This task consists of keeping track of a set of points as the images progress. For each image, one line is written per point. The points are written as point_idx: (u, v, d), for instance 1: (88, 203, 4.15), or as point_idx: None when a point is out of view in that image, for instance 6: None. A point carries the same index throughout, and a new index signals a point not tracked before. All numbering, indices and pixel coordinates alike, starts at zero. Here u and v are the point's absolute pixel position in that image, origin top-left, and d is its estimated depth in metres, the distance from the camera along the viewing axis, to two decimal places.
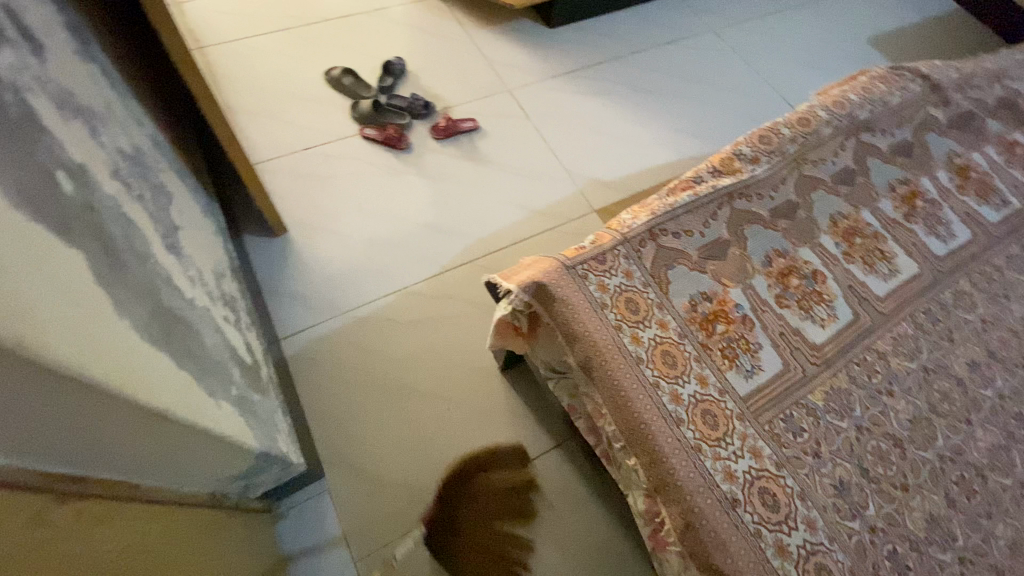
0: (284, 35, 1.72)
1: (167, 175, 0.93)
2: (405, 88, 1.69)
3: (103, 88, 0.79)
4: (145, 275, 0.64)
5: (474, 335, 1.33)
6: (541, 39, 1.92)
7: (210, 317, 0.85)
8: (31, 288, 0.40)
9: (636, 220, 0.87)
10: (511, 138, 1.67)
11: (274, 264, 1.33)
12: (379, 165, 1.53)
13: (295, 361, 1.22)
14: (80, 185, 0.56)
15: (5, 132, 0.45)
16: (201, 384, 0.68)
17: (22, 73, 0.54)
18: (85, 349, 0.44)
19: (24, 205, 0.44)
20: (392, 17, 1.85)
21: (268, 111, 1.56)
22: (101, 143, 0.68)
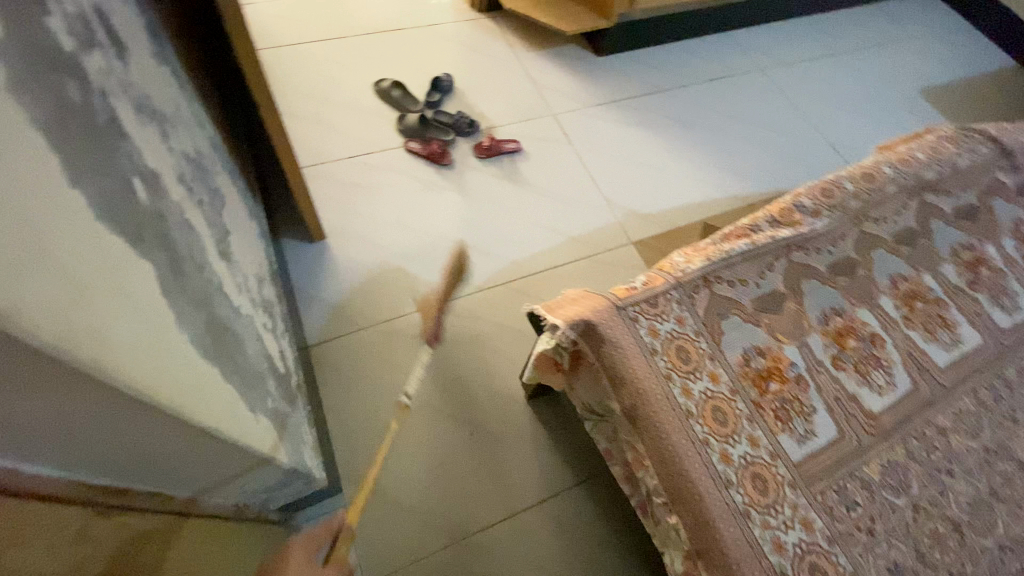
0: (337, 43, 1.75)
1: (223, 179, 0.94)
2: (451, 105, 1.70)
3: (173, 90, 0.79)
4: (201, 283, 0.64)
5: (503, 360, 1.30)
6: (588, 67, 1.92)
7: (252, 325, 0.84)
8: (103, 300, 0.38)
9: (690, 265, 0.84)
10: (553, 163, 1.66)
11: (310, 270, 1.33)
12: (421, 179, 1.53)
13: (323, 371, 1.21)
14: (152, 192, 0.56)
15: (94, 141, 0.45)
16: (242, 398, 0.67)
17: (111, 78, 0.54)
18: (155, 371, 0.44)
19: (107, 216, 0.43)
20: (443, 34, 1.87)
21: (316, 117, 1.58)
22: (170, 147, 0.68)
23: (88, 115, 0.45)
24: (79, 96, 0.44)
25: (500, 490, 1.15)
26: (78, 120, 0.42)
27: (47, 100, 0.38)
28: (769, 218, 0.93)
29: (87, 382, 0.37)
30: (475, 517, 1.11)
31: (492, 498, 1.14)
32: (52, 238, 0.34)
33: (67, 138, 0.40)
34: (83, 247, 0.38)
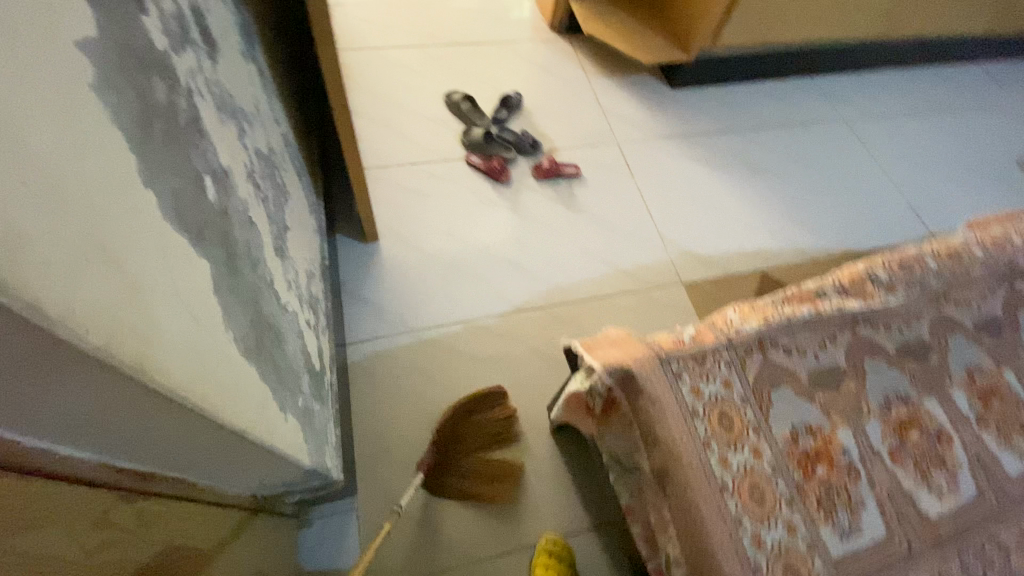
0: (415, 51, 1.79)
1: (289, 175, 0.97)
2: (517, 123, 1.71)
3: (256, 89, 0.82)
4: (253, 280, 0.65)
5: (533, 386, 1.27)
6: (660, 98, 1.89)
7: (296, 322, 0.86)
8: (154, 302, 0.39)
9: (745, 325, 0.81)
10: (611, 192, 1.64)
11: (358, 269, 1.35)
12: (477, 193, 1.54)
13: (356, 370, 1.22)
14: (221, 189, 0.57)
15: (173, 139, 0.46)
16: (274, 397, 0.68)
17: (198, 78, 0.56)
18: (195, 373, 0.44)
19: (174, 215, 0.45)
20: (519, 52, 1.89)
21: (385, 121, 1.62)
22: (244, 144, 0.71)
23: (171, 114, 0.47)
24: (164, 96, 0.45)
25: (511, 521, 1.12)
26: (160, 119, 0.44)
27: (131, 100, 0.39)
28: (835, 287, 0.88)
29: (131, 386, 0.37)
30: (482, 544, 1.09)
31: (503, 529, 1.11)
32: (114, 240, 0.34)
33: (147, 137, 0.41)
34: (144, 249, 0.38)
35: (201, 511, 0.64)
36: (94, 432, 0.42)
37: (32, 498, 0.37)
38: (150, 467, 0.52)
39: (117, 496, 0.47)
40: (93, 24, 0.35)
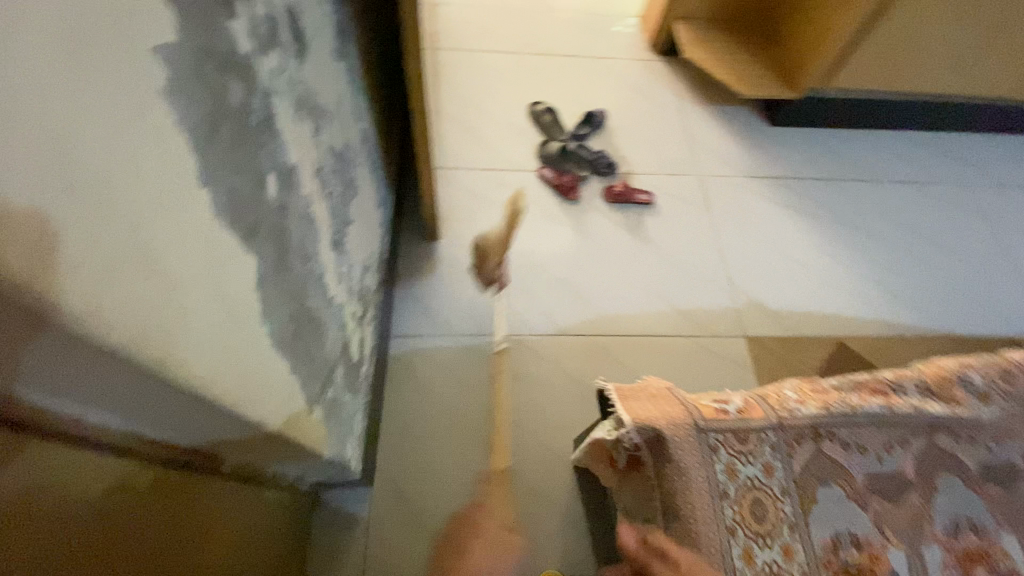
0: (509, 57, 1.80)
1: (362, 170, 1.00)
2: (597, 141, 1.67)
3: (342, 86, 0.84)
4: (302, 275, 0.67)
5: (563, 415, 1.23)
6: (754, 135, 1.77)
7: (341, 315, 0.88)
8: (181, 299, 0.40)
9: (803, 409, 0.82)
10: (683, 226, 1.56)
11: (415, 266, 1.37)
12: (543, 207, 1.52)
13: (394, 365, 1.24)
14: (284, 186, 0.59)
15: (240, 139, 0.48)
16: (302, 388, 0.70)
17: (281, 77, 0.58)
18: (213, 366, 0.46)
19: (226, 213, 0.46)
20: (612, 70, 1.84)
21: (466, 123, 1.63)
22: (318, 141, 0.73)
23: (244, 115, 0.48)
24: (239, 97, 0.47)
25: (515, 549, 1.09)
26: (230, 121, 0.45)
27: (203, 104, 0.41)
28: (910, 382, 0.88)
29: (148, 379, 0.39)
30: None
31: (506, 554, 1.08)
32: (151, 241, 0.36)
33: (213, 139, 0.43)
34: (183, 248, 0.40)
35: (217, 488, 0.66)
36: (135, 415, 0.42)
37: (43, 462, 0.37)
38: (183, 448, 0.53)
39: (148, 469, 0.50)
40: (173, 30, 0.36)
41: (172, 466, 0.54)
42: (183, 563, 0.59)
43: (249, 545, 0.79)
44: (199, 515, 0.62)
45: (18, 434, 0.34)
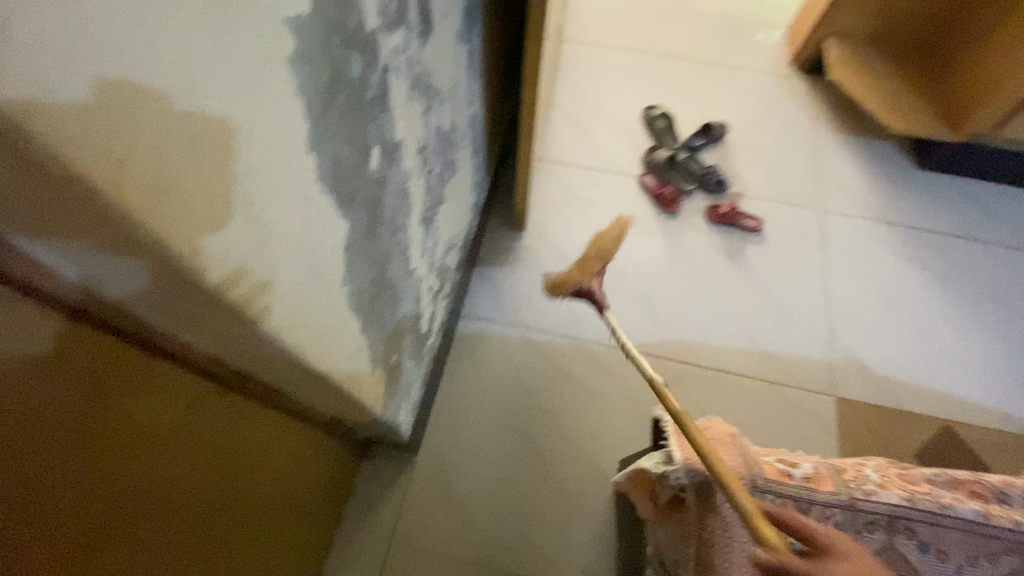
0: (634, 56, 1.74)
1: (464, 151, 1.02)
2: (710, 156, 1.57)
3: (459, 68, 0.86)
4: (388, 245, 0.70)
5: (615, 431, 1.20)
6: (894, 176, 1.58)
7: (417, 287, 0.91)
8: (276, 252, 0.44)
9: (881, 493, 0.75)
10: (788, 263, 1.43)
11: (498, 251, 1.39)
12: (638, 216, 1.46)
13: (459, 343, 1.27)
14: (386, 160, 0.62)
15: (352, 112, 0.50)
16: (368, 350, 0.74)
17: (402, 55, 0.60)
18: (292, 316, 0.50)
19: (328, 178, 0.49)
20: (743, 82, 1.72)
21: (576, 118, 1.61)
22: (427, 120, 0.75)
23: (359, 89, 0.51)
24: (358, 71, 0.49)
25: (540, 551, 1.08)
26: (346, 93, 0.48)
27: (323, 75, 0.44)
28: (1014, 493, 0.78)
29: (234, 317, 0.42)
30: (505, 556, 1.07)
31: (530, 553, 1.08)
32: (255, 196, 0.39)
33: (327, 108, 0.46)
34: (283, 206, 0.43)
35: (270, 417, 0.71)
36: (208, 333, 0.45)
37: (109, 355, 0.39)
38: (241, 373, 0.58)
39: (216, 387, 0.56)
40: (307, 5, 0.39)
41: (237, 391, 0.60)
42: (230, 477, 0.64)
43: (293, 477, 0.85)
44: (251, 438, 0.68)
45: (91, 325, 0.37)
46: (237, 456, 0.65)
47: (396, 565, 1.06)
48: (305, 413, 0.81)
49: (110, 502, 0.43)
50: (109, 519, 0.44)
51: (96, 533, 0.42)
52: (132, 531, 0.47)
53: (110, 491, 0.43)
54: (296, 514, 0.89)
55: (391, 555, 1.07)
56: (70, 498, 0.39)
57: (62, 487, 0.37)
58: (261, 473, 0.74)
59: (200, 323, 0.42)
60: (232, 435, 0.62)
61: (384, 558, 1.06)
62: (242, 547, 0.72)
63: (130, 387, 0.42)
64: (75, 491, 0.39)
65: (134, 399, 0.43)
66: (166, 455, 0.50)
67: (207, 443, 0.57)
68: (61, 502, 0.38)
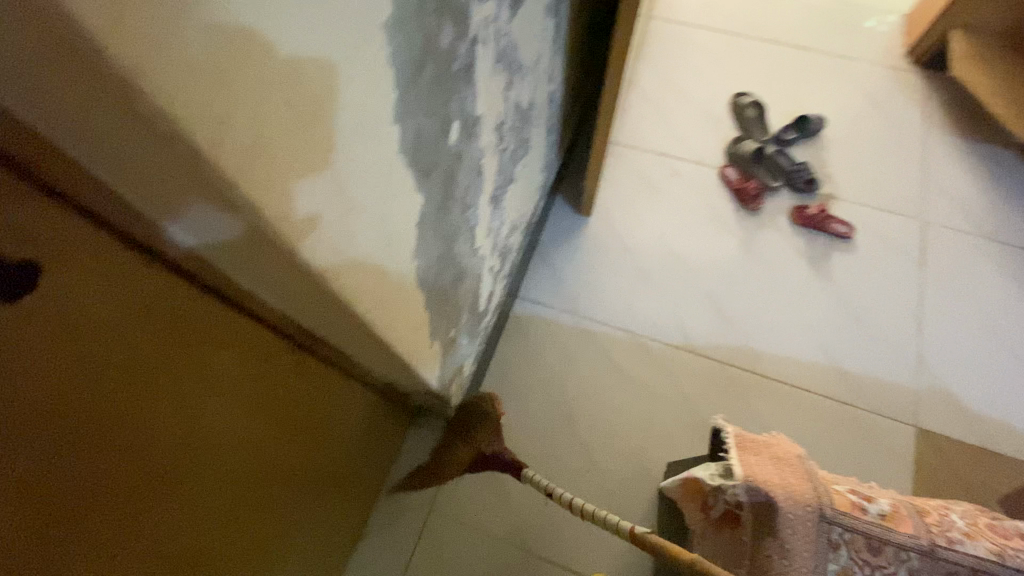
0: (727, 38, 1.62)
1: (539, 130, 0.99)
2: (801, 151, 1.45)
3: (545, 42, 0.83)
4: (457, 220, 0.69)
5: (665, 432, 1.16)
6: (1016, 189, 1.40)
7: (480, 265, 0.91)
8: (354, 221, 0.44)
9: (966, 543, 0.69)
10: (877, 275, 1.31)
11: (562, 235, 1.36)
12: (714, 210, 1.38)
13: (514, 324, 1.26)
14: (464, 135, 0.61)
15: (438, 84, 0.49)
16: (429, 324, 0.74)
17: (491, 27, 0.58)
18: (363, 284, 0.50)
19: (408, 150, 0.48)
20: (848, 73, 1.57)
21: (657, 101, 1.53)
22: (507, 96, 0.73)
23: (447, 60, 0.49)
24: (448, 41, 0.48)
25: (575, 541, 1.07)
26: (433, 64, 0.47)
27: (415, 44, 0.42)
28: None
29: (308, 278, 0.43)
30: (540, 539, 1.07)
31: (565, 541, 1.07)
32: (340, 163, 0.39)
33: (415, 78, 0.44)
34: (365, 175, 0.42)
35: (326, 375, 0.74)
36: (275, 287, 0.46)
37: (170, 297, 0.41)
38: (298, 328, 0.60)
39: (276, 341, 0.58)
40: None
41: (295, 347, 0.63)
42: (283, 426, 0.67)
43: (345, 435, 0.88)
44: (307, 392, 0.70)
45: (154, 266, 0.39)
46: (291, 407, 0.68)
47: (433, 531, 1.08)
48: (362, 374, 0.83)
49: (172, 440, 0.47)
50: (171, 457, 0.47)
51: (159, 468, 0.46)
52: (192, 468, 0.51)
53: (172, 431, 0.47)
54: (344, 470, 0.93)
55: (429, 520, 1.09)
56: (137, 433, 0.42)
57: (128, 423, 0.41)
58: (315, 427, 0.76)
59: (268, 277, 0.43)
60: (287, 386, 0.65)
61: (423, 523, 1.09)
62: (292, 496, 0.77)
63: (188, 328, 0.44)
64: (141, 428, 0.43)
65: (195, 348, 0.46)
66: (219, 397, 0.52)
67: (260, 392, 0.59)
68: (129, 436, 0.42)
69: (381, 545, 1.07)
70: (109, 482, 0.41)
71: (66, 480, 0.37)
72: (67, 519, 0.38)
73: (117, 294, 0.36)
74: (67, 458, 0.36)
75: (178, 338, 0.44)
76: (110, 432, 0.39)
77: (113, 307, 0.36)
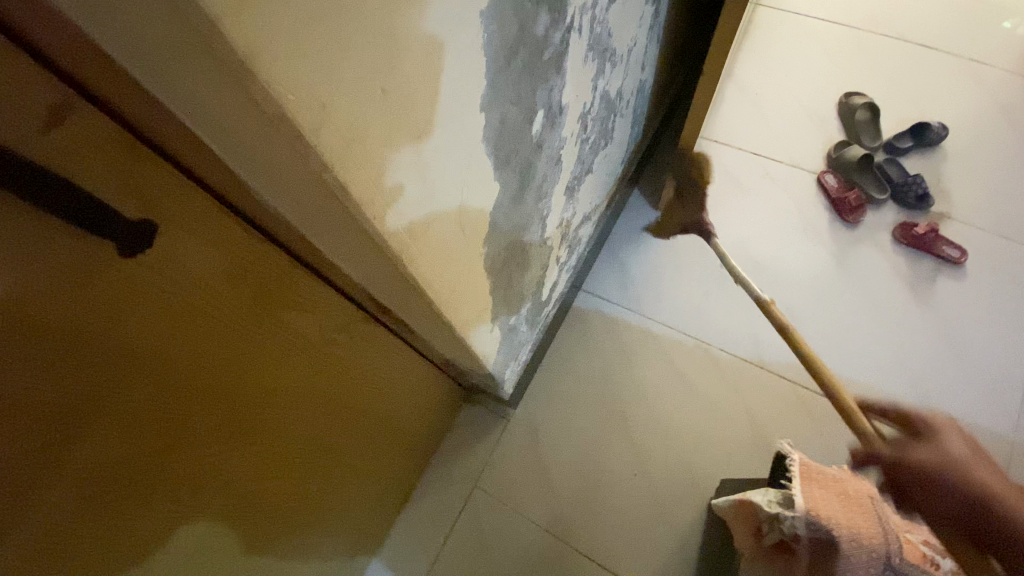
0: (844, 30, 1.48)
1: (624, 121, 0.96)
2: (915, 162, 1.31)
3: (641, 29, 0.79)
4: (531, 209, 0.69)
5: (721, 446, 1.11)
6: None
7: (548, 254, 0.90)
8: (433, 206, 0.45)
9: None
10: (990, 308, 1.16)
11: (634, 230, 1.32)
12: (804, 219, 1.29)
13: (575, 315, 1.25)
14: (548, 124, 0.60)
15: (527, 72, 0.49)
16: (492, 309, 0.75)
17: (588, 14, 0.57)
18: (436, 268, 0.51)
19: (491, 138, 0.49)
20: (982, 79, 1.39)
21: (755, 96, 1.43)
22: (596, 85, 0.71)
23: (540, 49, 0.49)
24: (542, 30, 0.47)
25: (614, 542, 1.06)
26: (525, 52, 0.46)
27: (509, 31, 0.42)
28: None
29: (385, 260, 0.44)
30: (579, 535, 1.07)
31: (604, 541, 1.06)
32: (426, 147, 0.39)
33: (506, 67, 0.45)
34: (448, 159, 0.43)
35: (393, 348, 0.77)
36: (355, 262, 0.48)
37: (262, 260, 0.44)
38: (373, 302, 0.62)
39: (354, 311, 0.61)
40: None
41: (370, 318, 0.66)
42: (348, 391, 0.71)
43: (402, 406, 0.92)
44: (374, 363, 0.74)
45: (249, 230, 0.42)
46: (359, 375, 0.71)
47: (474, 508, 1.11)
48: (424, 350, 0.85)
49: (253, 389, 0.52)
50: (248, 401, 0.52)
51: (240, 413, 0.51)
52: (267, 416, 0.56)
53: (253, 381, 0.51)
54: (400, 437, 0.97)
55: (472, 497, 1.12)
56: (224, 379, 0.47)
57: (219, 371, 0.46)
58: (377, 395, 0.80)
59: (349, 253, 0.46)
60: (357, 354, 0.68)
61: (466, 498, 1.12)
62: (350, 456, 0.82)
63: (276, 289, 0.48)
64: (225, 370, 0.47)
65: (281, 310, 0.50)
66: (296, 355, 0.56)
67: (333, 356, 0.63)
68: (217, 382, 0.46)
69: (425, 511, 1.11)
70: (197, 419, 0.46)
71: (161, 412, 0.42)
72: (160, 443, 0.43)
73: (218, 255, 0.40)
74: (165, 393, 0.41)
75: (267, 297, 0.47)
76: (202, 376, 0.44)
77: (213, 267, 0.40)
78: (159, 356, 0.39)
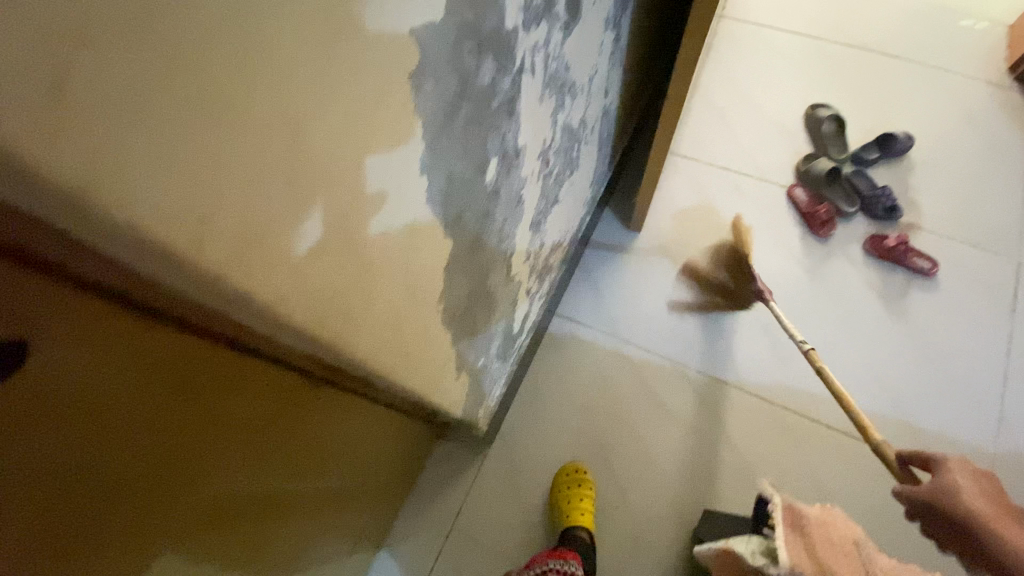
0: (805, 41, 1.48)
1: (590, 147, 0.93)
2: (882, 173, 1.31)
3: (602, 57, 0.76)
4: (492, 252, 0.65)
5: (703, 473, 1.08)
6: None
7: (516, 290, 0.86)
8: (371, 283, 0.40)
9: None
10: (961, 319, 1.17)
11: (606, 251, 1.29)
12: (776, 235, 1.27)
13: (549, 342, 1.21)
14: (504, 169, 0.56)
15: (474, 124, 0.45)
16: (456, 359, 0.70)
17: (541, 53, 0.53)
18: (382, 342, 0.47)
19: (437, 199, 0.45)
20: (943, 88, 1.40)
21: (722, 110, 1.42)
22: (556, 119, 0.67)
23: (487, 98, 0.45)
24: (488, 80, 0.43)
25: None
26: (470, 105, 0.42)
27: (448, 87, 0.38)
28: None
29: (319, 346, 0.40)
30: None
31: None
32: (349, 225, 0.35)
33: (447, 124, 0.40)
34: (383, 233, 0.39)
35: (356, 406, 0.71)
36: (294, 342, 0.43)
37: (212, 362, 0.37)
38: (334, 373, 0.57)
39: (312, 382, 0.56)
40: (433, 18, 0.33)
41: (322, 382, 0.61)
42: (306, 462, 0.64)
43: (371, 457, 0.86)
44: (335, 424, 0.68)
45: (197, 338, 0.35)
46: (319, 441, 0.65)
47: (452, 551, 1.05)
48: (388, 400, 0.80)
49: (192, 487, 0.43)
50: (190, 496, 0.44)
51: (173, 513, 0.42)
52: (207, 511, 0.48)
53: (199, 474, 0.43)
54: (369, 488, 0.91)
55: (449, 540, 1.06)
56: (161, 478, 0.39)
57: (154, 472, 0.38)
58: (339, 456, 0.74)
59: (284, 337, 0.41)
60: (314, 421, 0.62)
61: (442, 542, 1.06)
62: (313, 523, 0.75)
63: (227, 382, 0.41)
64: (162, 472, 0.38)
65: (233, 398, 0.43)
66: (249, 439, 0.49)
67: (289, 431, 0.56)
68: (149, 485, 0.38)
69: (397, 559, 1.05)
70: (115, 533, 0.37)
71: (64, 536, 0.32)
72: (102, 566, 0.38)
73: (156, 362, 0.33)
74: (98, 502, 0.34)
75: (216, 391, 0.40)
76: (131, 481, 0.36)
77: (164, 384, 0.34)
78: (91, 466, 0.32)
